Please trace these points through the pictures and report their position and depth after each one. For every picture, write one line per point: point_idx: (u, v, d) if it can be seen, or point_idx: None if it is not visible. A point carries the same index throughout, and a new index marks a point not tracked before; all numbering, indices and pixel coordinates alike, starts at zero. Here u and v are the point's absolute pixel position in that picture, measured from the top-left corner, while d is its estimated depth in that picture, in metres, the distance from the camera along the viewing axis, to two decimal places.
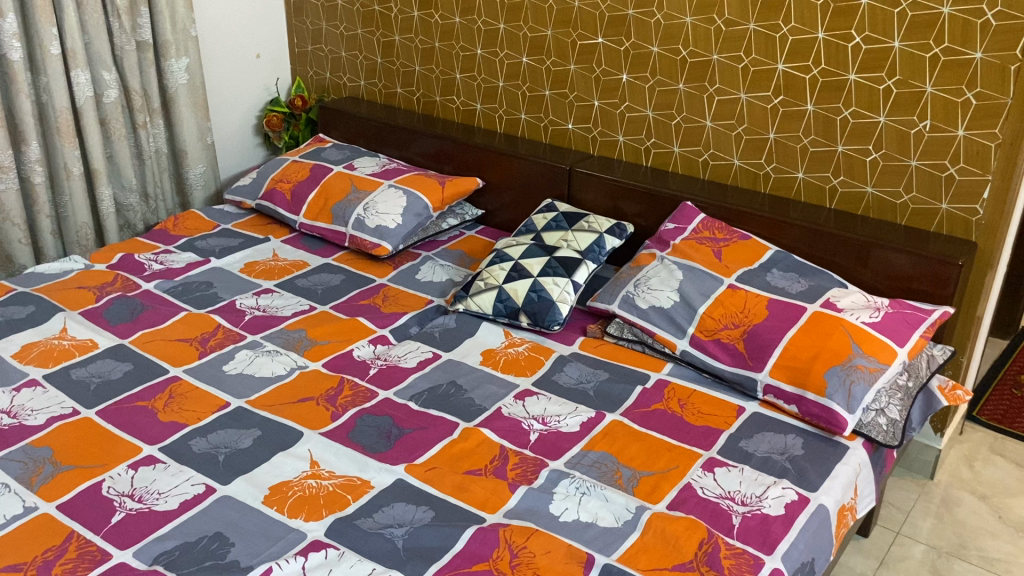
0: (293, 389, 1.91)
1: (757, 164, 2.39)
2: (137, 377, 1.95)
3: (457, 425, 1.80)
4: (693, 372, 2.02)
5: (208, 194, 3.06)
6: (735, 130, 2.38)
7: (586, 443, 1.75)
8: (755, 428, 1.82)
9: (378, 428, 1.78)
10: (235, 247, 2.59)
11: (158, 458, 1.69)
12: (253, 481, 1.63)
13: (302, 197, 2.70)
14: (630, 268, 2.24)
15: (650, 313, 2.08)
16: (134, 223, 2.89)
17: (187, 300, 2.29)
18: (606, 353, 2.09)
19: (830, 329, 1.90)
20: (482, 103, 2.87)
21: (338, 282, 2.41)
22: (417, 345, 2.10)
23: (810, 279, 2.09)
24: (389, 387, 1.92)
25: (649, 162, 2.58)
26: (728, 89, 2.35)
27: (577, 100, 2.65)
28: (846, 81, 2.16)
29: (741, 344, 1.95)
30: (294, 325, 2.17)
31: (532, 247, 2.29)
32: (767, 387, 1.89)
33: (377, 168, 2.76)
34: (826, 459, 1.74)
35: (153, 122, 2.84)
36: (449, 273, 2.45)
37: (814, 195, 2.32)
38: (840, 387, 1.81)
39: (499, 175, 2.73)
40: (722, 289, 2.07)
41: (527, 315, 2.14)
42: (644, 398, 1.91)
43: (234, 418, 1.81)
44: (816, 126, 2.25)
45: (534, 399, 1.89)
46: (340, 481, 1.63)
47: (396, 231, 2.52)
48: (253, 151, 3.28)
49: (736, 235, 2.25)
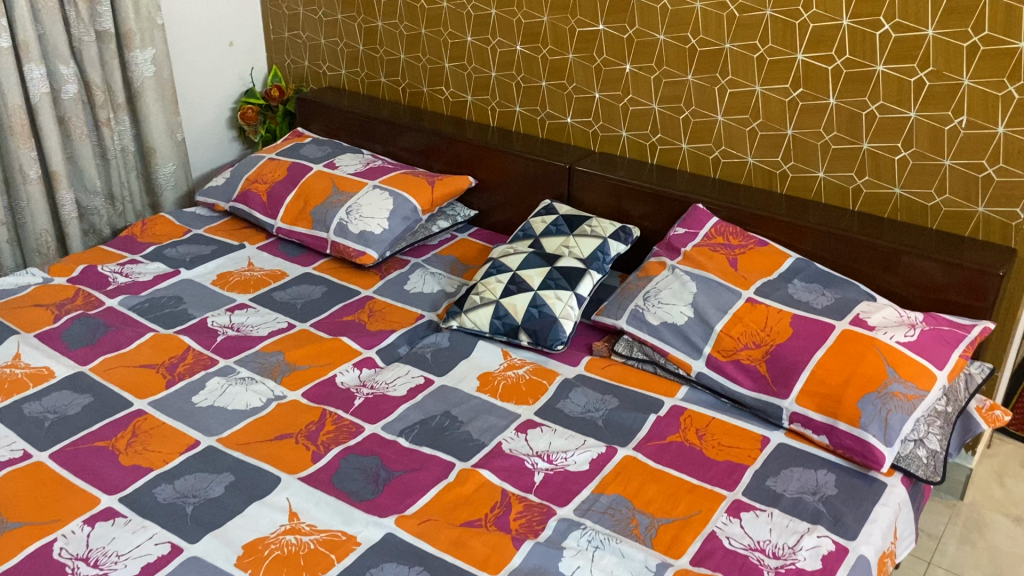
0: (271, 424, 1.73)
1: (773, 162, 2.20)
2: (98, 412, 1.76)
3: (453, 466, 1.62)
4: (710, 397, 1.85)
5: (179, 194, 2.86)
6: (750, 125, 2.19)
7: (597, 485, 1.58)
8: (782, 462, 1.65)
9: (365, 471, 1.60)
10: (207, 255, 2.39)
11: (118, 511, 1.50)
12: (225, 538, 1.45)
13: (279, 199, 2.49)
14: (637, 278, 2.06)
15: (661, 330, 1.90)
16: (100, 227, 2.68)
17: (155, 319, 2.09)
18: (614, 375, 1.90)
19: (862, 349, 1.73)
20: (473, 94, 2.67)
21: (320, 294, 2.22)
22: (407, 368, 1.91)
23: (836, 290, 1.91)
24: (375, 420, 1.74)
25: (654, 159, 2.39)
26: (742, 81, 2.16)
27: (577, 92, 2.45)
28: (873, 72, 1.97)
29: (764, 366, 1.78)
30: (271, 347, 1.99)
31: (531, 256, 2.10)
32: (794, 415, 1.72)
33: (360, 166, 2.56)
34: (863, 500, 1.57)
35: (118, 118, 2.63)
36: (441, 283, 2.26)
37: (836, 196, 2.14)
38: (875, 416, 1.64)
39: (492, 172, 2.53)
40: (740, 303, 1.89)
41: (527, 333, 1.95)
42: (658, 429, 1.73)
43: (205, 460, 1.62)
44: (839, 122, 2.06)
45: (537, 431, 1.71)
46: (323, 537, 1.45)
47: (382, 237, 2.32)
48: (228, 146, 3.07)
49: (753, 241, 2.07)
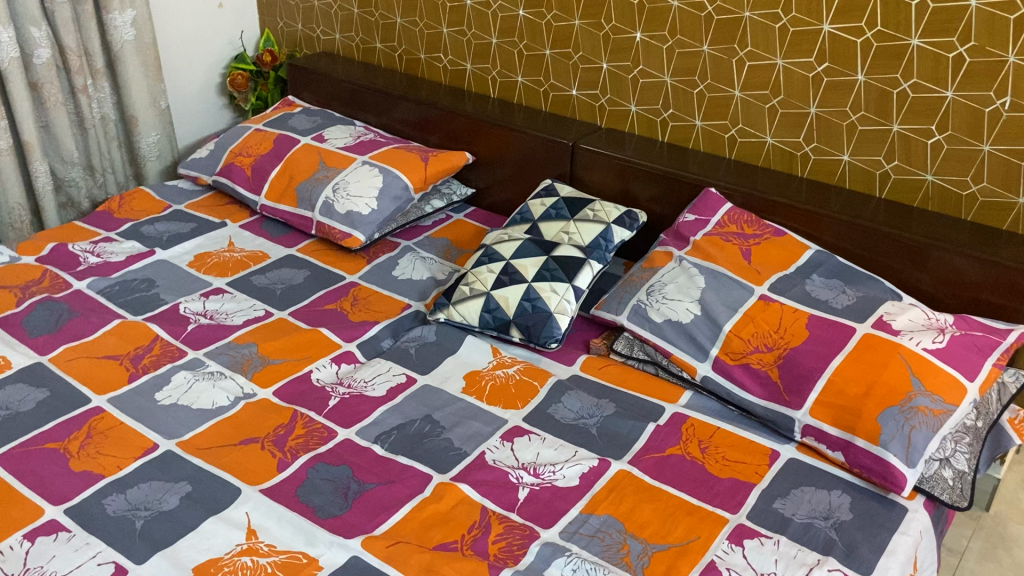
0: (236, 427, 1.59)
1: (794, 143, 2.02)
2: (52, 409, 1.63)
3: (430, 479, 1.48)
4: (716, 404, 1.69)
5: (163, 165, 2.71)
6: (769, 102, 2.01)
7: (586, 504, 1.44)
8: (791, 481, 1.50)
9: (333, 483, 1.47)
10: (186, 234, 2.25)
11: (62, 524, 1.37)
12: (174, 559, 1.32)
13: (264, 174, 2.34)
14: (641, 269, 1.90)
15: (664, 328, 1.74)
16: (79, 200, 2.54)
17: (124, 304, 1.96)
18: (612, 377, 1.75)
19: (885, 357, 1.56)
20: (473, 62, 2.50)
21: (302, 280, 2.08)
22: (388, 365, 1.77)
23: (857, 288, 1.75)
24: (349, 424, 1.61)
25: (665, 136, 2.22)
26: (762, 53, 1.97)
27: (583, 62, 2.27)
28: (907, 46, 1.78)
29: (776, 372, 1.62)
30: (244, 338, 1.85)
31: (527, 242, 1.94)
32: (808, 428, 1.56)
33: (351, 139, 2.40)
34: (880, 527, 1.42)
35: (96, 85, 2.48)
36: (431, 268, 2.11)
37: (861, 181, 1.96)
38: (897, 433, 1.48)
39: (492, 148, 2.37)
40: (752, 300, 1.73)
41: (519, 329, 1.80)
42: (657, 439, 1.58)
43: (161, 467, 1.49)
44: (867, 100, 1.88)
45: (524, 440, 1.57)
46: (281, 559, 1.32)
47: (370, 218, 2.17)
48: (218, 114, 2.92)
49: (769, 230, 1.90)
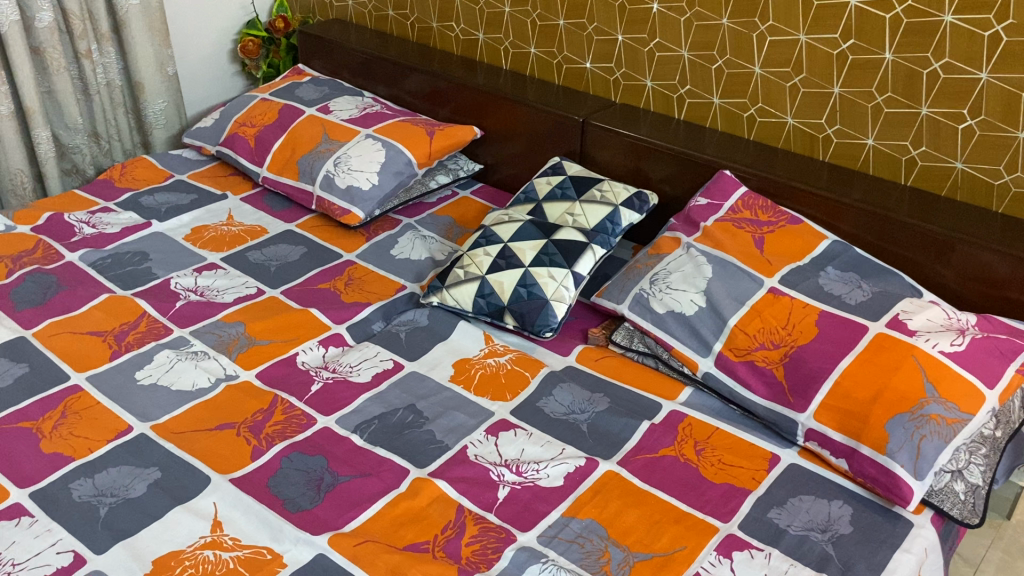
0: (213, 411, 1.54)
1: (816, 124, 1.90)
2: (29, 386, 1.59)
3: (407, 473, 1.42)
4: (717, 403, 1.60)
5: (171, 133, 2.66)
6: (791, 80, 1.89)
7: (568, 507, 1.36)
8: (789, 489, 1.41)
9: (307, 474, 1.41)
10: (185, 206, 2.20)
11: (25, 509, 1.34)
12: (135, 550, 1.27)
13: (267, 145, 2.28)
14: (647, 256, 1.80)
15: (666, 319, 1.65)
16: (83, 167, 2.50)
17: (114, 278, 1.91)
18: (608, 370, 1.67)
19: (897, 359, 1.46)
20: (485, 33, 2.40)
21: (298, 257, 2.02)
22: (376, 350, 1.70)
23: (874, 283, 1.64)
24: (330, 411, 1.55)
25: (681, 114, 2.11)
26: (784, 28, 1.85)
27: (597, 34, 2.16)
28: (940, 23, 1.65)
29: (781, 371, 1.53)
30: (232, 317, 1.79)
31: (527, 224, 1.86)
32: (810, 432, 1.47)
33: (356, 111, 2.32)
34: (881, 543, 1.32)
35: (101, 49, 2.43)
36: (430, 248, 2.04)
37: (886, 167, 1.84)
38: (905, 442, 1.38)
39: (501, 122, 2.28)
40: (761, 293, 1.63)
41: (513, 316, 1.73)
42: (650, 439, 1.50)
43: (133, 452, 1.45)
44: (894, 81, 1.75)
45: (509, 435, 1.50)
46: (244, 554, 1.26)
47: (370, 194, 2.10)
48: (229, 81, 2.86)
49: (785, 217, 1.79)
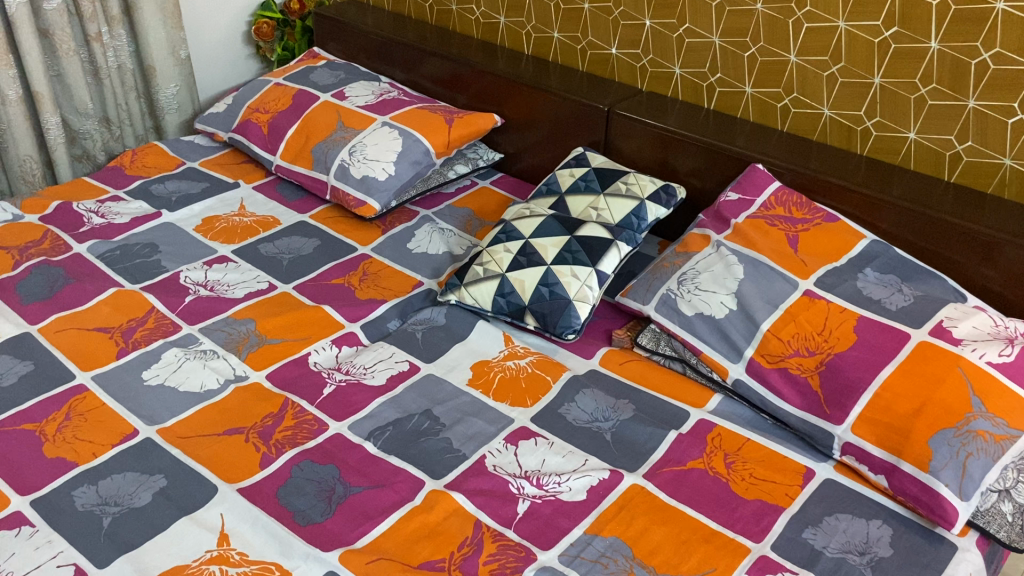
0: (222, 414, 1.48)
1: (854, 116, 1.80)
2: (33, 386, 1.54)
3: (423, 485, 1.35)
4: (748, 411, 1.53)
5: (184, 118, 2.60)
6: (828, 70, 1.80)
7: (591, 523, 1.29)
8: (825, 507, 1.34)
9: (318, 485, 1.35)
10: (197, 195, 2.13)
11: (26, 518, 1.29)
12: (138, 564, 1.22)
13: (280, 132, 2.21)
14: (674, 254, 1.72)
15: (695, 322, 1.58)
16: (94, 153, 2.45)
17: (123, 270, 1.85)
18: (634, 374, 1.60)
19: (941, 371, 1.38)
20: (507, 16, 2.31)
21: (312, 250, 1.95)
22: (391, 351, 1.64)
23: (915, 286, 1.55)
24: (343, 416, 1.48)
25: (710, 103, 2.02)
26: (823, 14, 1.75)
27: (624, 18, 2.07)
28: (991, 10, 1.56)
29: (816, 380, 1.45)
30: (242, 313, 1.73)
31: (549, 219, 1.78)
32: (847, 446, 1.39)
33: (373, 97, 2.25)
34: (923, 568, 1.25)
35: (112, 32, 2.36)
36: (448, 242, 1.97)
37: (927, 163, 1.75)
38: (950, 460, 1.30)
39: (523, 110, 2.19)
40: (795, 296, 1.55)
41: (535, 316, 1.66)
42: (678, 450, 1.43)
43: (138, 457, 1.39)
44: (939, 71, 1.66)
45: (529, 444, 1.43)
46: (251, 570, 1.20)
47: (386, 184, 2.03)
48: (243, 64, 2.78)
49: (821, 214, 1.70)
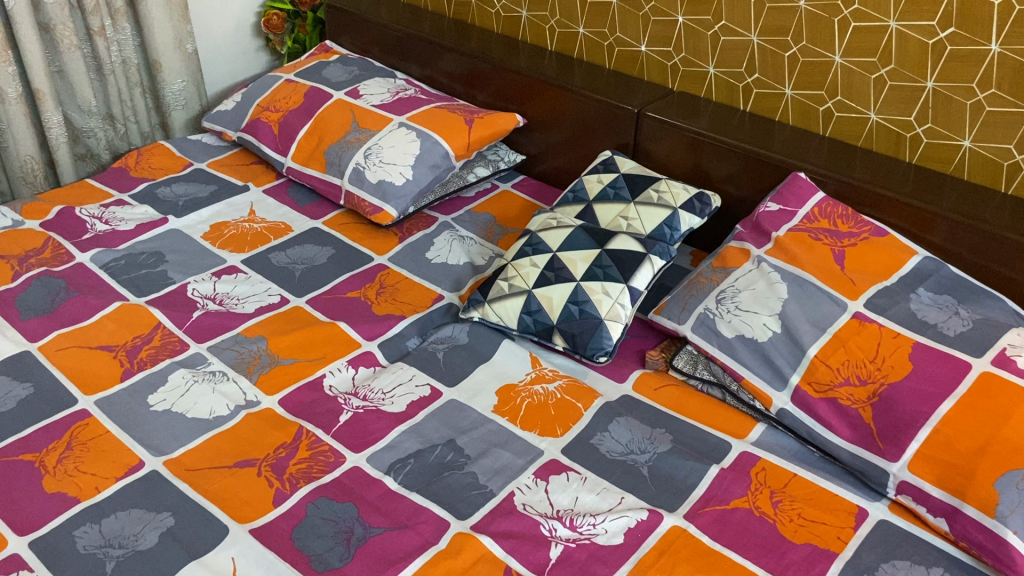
0: (233, 444, 1.39)
1: (904, 122, 1.69)
2: (33, 410, 1.45)
3: (447, 526, 1.26)
4: (793, 442, 1.44)
5: (191, 115, 2.50)
6: (877, 72, 1.68)
7: (629, 571, 1.20)
8: (880, 553, 1.24)
9: (335, 525, 1.26)
10: (205, 199, 2.04)
11: (24, 561, 1.20)
12: None
13: (292, 132, 2.11)
14: (711, 269, 1.62)
15: (736, 345, 1.48)
16: (98, 151, 2.35)
17: (128, 282, 1.76)
18: (670, 401, 1.50)
19: (1006, 406, 1.27)
20: (529, 10, 2.20)
21: (326, 259, 1.85)
22: (411, 373, 1.54)
23: (974, 308, 1.45)
24: (361, 446, 1.39)
25: (747, 105, 1.91)
26: (873, 13, 1.64)
27: (654, 14, 1.96)
28: None
29: (869, 413, 1.35)
30: (253, 330, 1.64)
31: (577, 230, 1.68)
32: (903, 485, 1.29)
33: (388, 95, 2.14)
34: None
35: (116, 26, 2.25)
36: (469, 252, 1.87)
37: (983, 173, 1.64)
38: (1019, 505, 1.20)
39: (546, 109, 2.09)
40: (845, 319, 1.44)
41: (563, 336, 1.56)
42: (720, 487, 1.33)
43: (143, 493, 1.31)
44: (1000, 76, 1.54)
45: (561, 480, 1.34)
46: None
47: (403, 189, 1.92)
48: (253, 57, 2.68)
49: (869, 227, 1.59)
